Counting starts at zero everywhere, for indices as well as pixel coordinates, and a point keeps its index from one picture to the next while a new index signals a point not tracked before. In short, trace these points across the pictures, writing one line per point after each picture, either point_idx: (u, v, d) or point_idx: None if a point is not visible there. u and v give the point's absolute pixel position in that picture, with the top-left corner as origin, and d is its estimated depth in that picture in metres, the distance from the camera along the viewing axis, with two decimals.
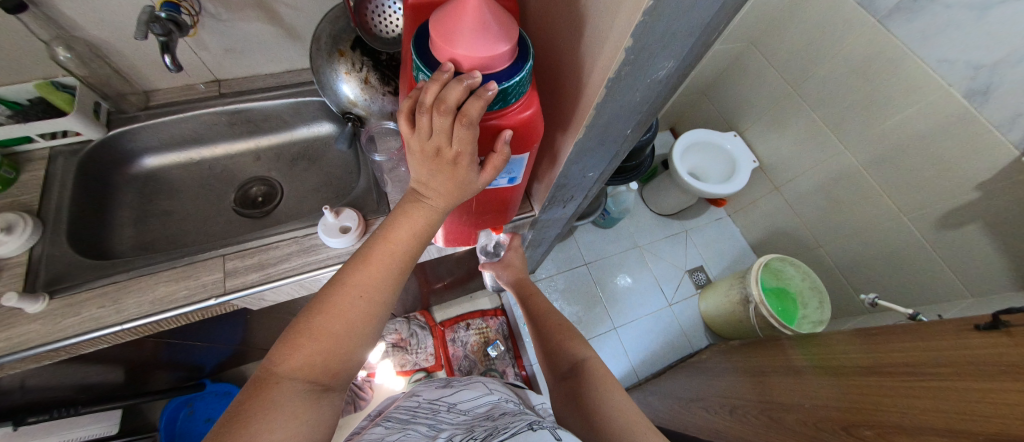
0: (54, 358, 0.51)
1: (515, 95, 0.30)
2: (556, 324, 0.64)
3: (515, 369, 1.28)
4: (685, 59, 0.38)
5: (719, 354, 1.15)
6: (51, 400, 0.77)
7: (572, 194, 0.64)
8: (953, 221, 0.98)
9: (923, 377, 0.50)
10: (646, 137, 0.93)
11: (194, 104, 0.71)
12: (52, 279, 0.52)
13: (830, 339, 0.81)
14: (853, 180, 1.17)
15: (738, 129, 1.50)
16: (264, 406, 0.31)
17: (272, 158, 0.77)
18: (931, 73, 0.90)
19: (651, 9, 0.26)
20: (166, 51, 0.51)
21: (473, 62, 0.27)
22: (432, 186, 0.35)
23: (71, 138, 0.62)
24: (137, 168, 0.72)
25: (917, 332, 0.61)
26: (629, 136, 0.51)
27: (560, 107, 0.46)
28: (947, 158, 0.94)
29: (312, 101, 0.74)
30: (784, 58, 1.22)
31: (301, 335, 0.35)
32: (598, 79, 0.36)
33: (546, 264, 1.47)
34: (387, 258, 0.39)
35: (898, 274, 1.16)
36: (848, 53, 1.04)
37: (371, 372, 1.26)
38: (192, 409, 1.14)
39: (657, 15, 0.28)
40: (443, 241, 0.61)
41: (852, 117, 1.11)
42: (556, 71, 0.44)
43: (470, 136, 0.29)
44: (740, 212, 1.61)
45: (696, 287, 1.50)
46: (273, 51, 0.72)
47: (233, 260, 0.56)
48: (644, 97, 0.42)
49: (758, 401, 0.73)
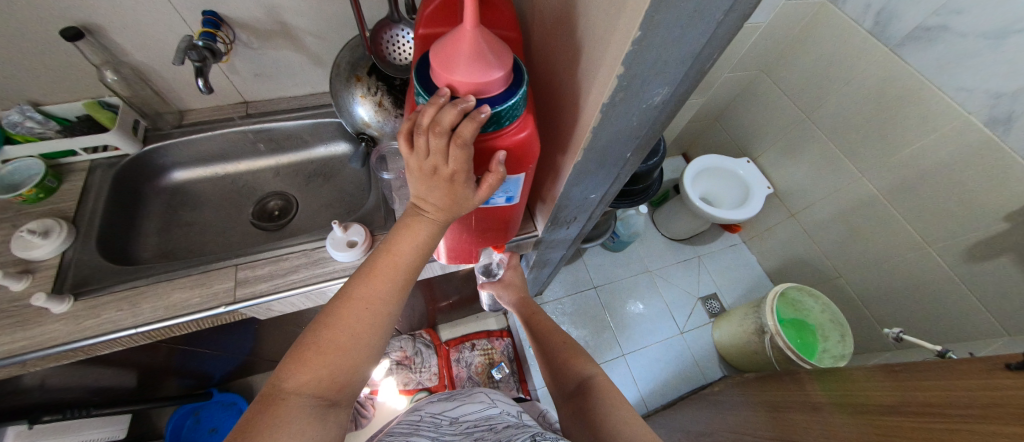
0: (72, 358, 0.53)
1: (510, 118, 0.32)
2: (563, 342, 0.63)
3: (519, 393, 1.25)
4: (680, 86, 0.39)
5: (733, 386, 1.10)
6: (66, 401, 0.80)
7: (575, 215, 0.65)
8: (981, 253, 0.93)
9: (949, 419, 0.47)
10: (653, 161, 0.93)
11: (223, 123, 0.77)
12: (78, 282, 0.55)
13: (851, 375, 0.77)
14: (872, 208, 1.13)
15: (751, 155, 1.49)
16: (271, 423, 0.32)
17: (290, 174, 0.81)
18: (948, 101, 0.88)
19: (638, 39, 0.28)
20: (200, 75, 0.55)
21: (469, 87, 0.29)
22: (430, 201, 0.36)
23: (111, 152, 0.68)
24: (166, 181, 0.77)
25: (944, 371, 0.57)
26: (630, 159, 0.52)
27: (559, 130, 0.48)
28: (972, 187, 0.90)
29: (330, 122, 0.78)
30: (796, 86, 1.23)
31: (308, 350, 0.36)
32: (593, 103, 0.38)
33: (554, 286, 1.45)
34: (391, 270, 0.40)
35: (927, 309, 1.10)
36: (862, 81, 1.04)
37: (374, 389, 1.25)
38: (197, 418, 1.16)
39: (646, 44, 0.29)
40: (446, 259, 0.62)
41: (869, 145, 1.09)
42: (556, 96, 0.45)
43: (465, 155, 0.30)
44: (756, 239, 1.57)
45: (709, 315, 1.44)
46: (298, 76, 0.78)
47: (245, 269, 0.58)
48: (641, 122, 0.43)
49: (770, 438, 0.69)
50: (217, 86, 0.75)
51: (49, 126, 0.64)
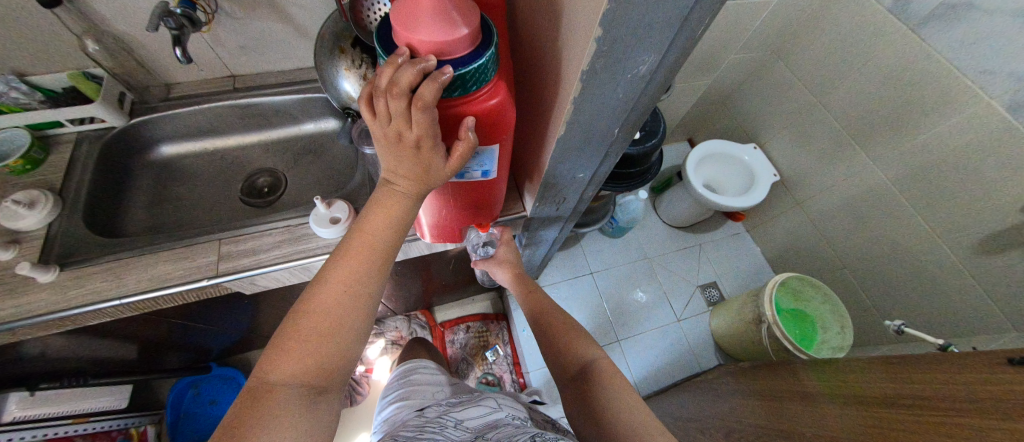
0: (60, 327, 0.54)
1: (476, 83, 0.30)
2: (562, 324, 0.62)
3: (512, 375, 1.26)
4: (668, 55, 0.34)
5: (726, 375, 1.09)
6: (67, 370, 0.82)
7: (563, 196, 0.63)
8: (993, 246, 0.89)
9: (941, 412, 0.45)
10: (652, 143, 0.91)
11: (209, 97, 0.76)
12: (64, 252, 0.55)
13: (845, 365, 0.75)
14: (881, 197, 1.09)
15: (759, 141, 1.44)
16: (259, 419, 0.30)
17: (279, 150, 0.81)
18: (970, 84, 0.83)
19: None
20: (177, 44, 0.54)
21: (431, 47, 0.27)
22: (400, 172, 0.35)
23: (97, 124, 0.68)
24: (154, 155, 0.77)
25: (942, 365, 0.55)
26: (618, 136, 0.49)
27: (542, 104, 0.46)
28: (989, 177, 0.86)
29: (318, 97, 0.77)
30: (807, 68, 1.17)
31: (289, 340, 0.34)
32: (573, 72, 0.34)
33: (551, 271, 1.44)
34: (367, 247, 0.37)
35: (932, 302, 1.07)
36: (878, 63, 0.98)
37: (369, 367, 1.29)
38: (198, 390, 1.20)
39: (625, 3, 0.25)
40: (430, 238, 0.60)
41: (881, 131, 1.04)
42: (538, 67, 0.43)
43: (429, 120, 0.29)
44: (759, 228, 1.54)
45: (707, 303, 1.43)
46: (285, 50, 0.76)
47: (228, 244, 0.58)
48: (627, 96, 0.40)
49: (757, 426, 0.68)
50: (202, 59, 0.74)
51: (34, 97, 0.64)
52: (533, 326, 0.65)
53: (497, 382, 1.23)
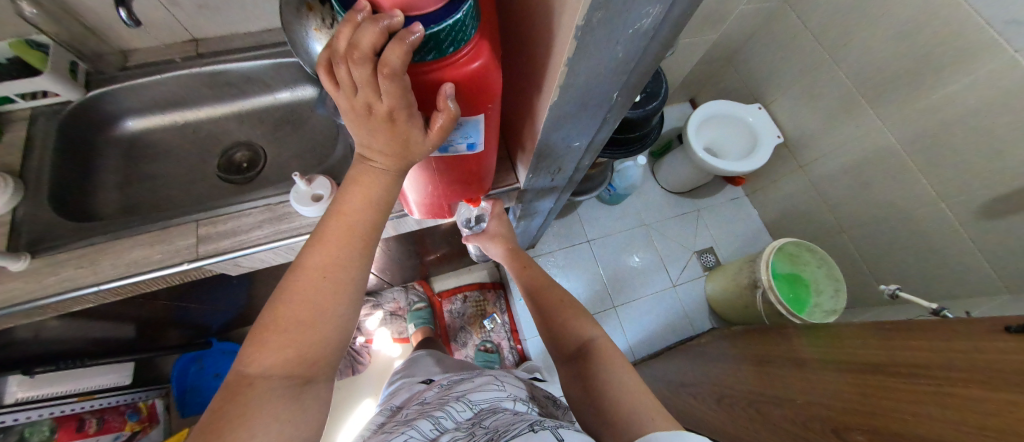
0: (43, 314, 0.53)
1: (452, 43, 0.26)
2: (558, 301, 0.61)
3: (510, 342, 1.29)
4: (676, 6, 0.29)
5: (720, 339, 1.11)
6: (66, 351, 0.83)
7: (558, 165, 0.59)
8: (997, 209, 0.88)
9: (933, 381, 0.46)
10: (652, 105, 0.85)
11: (170, 64, 0.71)
12: (33, 239, 0.53)
13: (837, 331, 0.76)
14: (887, 160, 1.06)
15: (764, 101, 1.37)
16: (237, 414, 0.29)
17: (254, 122, 0.76)
18: (995, 37, 0.76)
19: None
20: (121, 4, 0.49)
21: (395, 0, 0.23)
22: (375, 149, 0.31)
23: (51, 98, 0.63)
24: (119, 130, 0.72)
25: (936, 333, 0.55)
26: (617, 100, 0.45)
27: (533, 65, 0.41)
28: (1003, 138, 0.82)
29: (290, 62, 0.71)
30: (821, 19, 1.09)
31: (268, 331, 0.32)
32: (567, 27, 0.29)
33: (547, 240, 1.43)
34: (345, 231, 0.34)
35: (927, 264, 1.07)
36: (898, 12, 0.91)
37: (369, 338, 1.32)
38: (202, 364, 1.23)
39: None
40: (420, 215, 0.57)
41: (894, 89, 0.98)
42: (527, 22, 0.37)
43: (400, 88, 0.25)
44: (758, 193, 1.51)
45: (703, 268, 1.44)
46: (248, 8, 0.69)
47: (206, 225, 0.55)
48: (628, 54, 0.35)
49: (750, 392, 0.69)
50: (156, 20, 0.68)
51: None
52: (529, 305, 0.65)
53: (495, 349, 1.27)
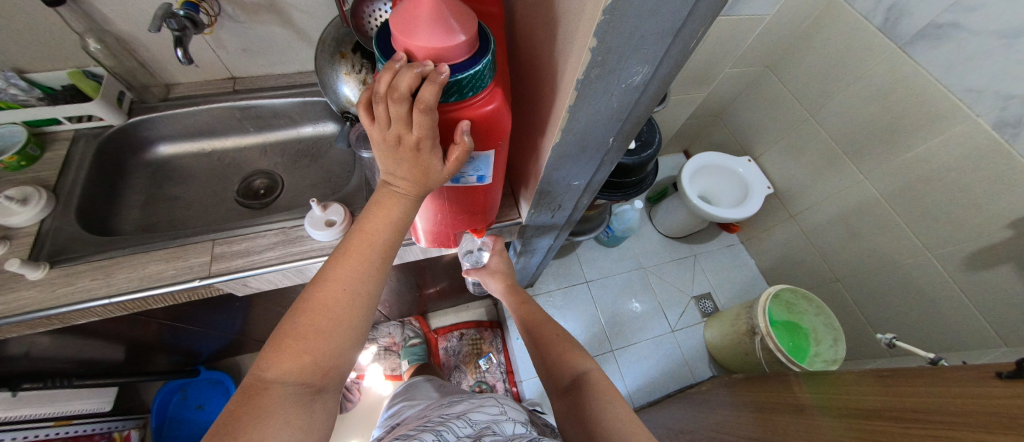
0: (47, 325, 0.54)
1: (472, 89, 0.31)
2: (555, 334, 0.62)
3: (504, 384, 1.25)
4: (661, 66, 0.35)
5: (720, 386, 1.09)
6: (53, 370, 0.82)
7: (559, 203, 0.63)
8: (983, 261, 0.91)
9: (933, 426, 0.45)
10: (647, 153, 0.92)
11: (208, 98, 0.78)
12: (55, 250, 0.55)
13: (838, 378, 0.75)
14: (872, 212, 1.10)
15: (752, 154, 1.46)
16: (253, 416, 0.30)
17: (276, 152, 0.82)
18: (957, 103, 0.85)
19: (610, 7, 0.24)
20: (179, 44, 0.56)
21: (429, 53, 0.28)
22: (399, 174, 0.35)
23: (94, 122, 0.69)
24: (151, 155, 0.78)
25: (932, 379, 0.56)
26: (612, 145, 0.50)
27: (538, 111, 0.46)
28: (974, 194, 0.88)
29: (318, 101, 0.79)
30: (801, 84, 1.20)
31: (287, 337, 0.34)
32: (569, 80, 0.34)
33: (546, 278, 1.44)
34: (365, 248, 0.37)
35: (923, 317, 1.08)
36: (870, 81, 1.01)
37: (360, 374, 1.29)
38: (184, 394, 1.21)
39: (620, 12, 0.25)
40: (426, 243, 0.60)
41: (871, 147, 1.06)
42: (535, 75, 0.43)
43: (429, 122, 0.29)
44: (753, 240, 1.55)
45: (701, 315, 1.43)
46: (285, 53, 0.79)
47: (221, 245, 0.58)
48: (620, 105, 0.40)
49: (748, 438, 0.68)
50: (203, 61, 0.76)
51: (33, 93, 0.65)
52: (526, 340, 0.65)
53: (490, 390, 1.22)
